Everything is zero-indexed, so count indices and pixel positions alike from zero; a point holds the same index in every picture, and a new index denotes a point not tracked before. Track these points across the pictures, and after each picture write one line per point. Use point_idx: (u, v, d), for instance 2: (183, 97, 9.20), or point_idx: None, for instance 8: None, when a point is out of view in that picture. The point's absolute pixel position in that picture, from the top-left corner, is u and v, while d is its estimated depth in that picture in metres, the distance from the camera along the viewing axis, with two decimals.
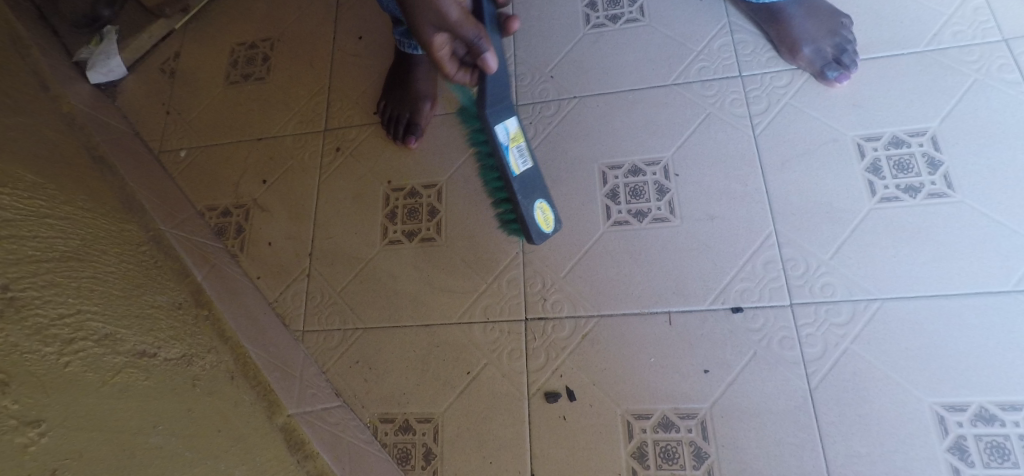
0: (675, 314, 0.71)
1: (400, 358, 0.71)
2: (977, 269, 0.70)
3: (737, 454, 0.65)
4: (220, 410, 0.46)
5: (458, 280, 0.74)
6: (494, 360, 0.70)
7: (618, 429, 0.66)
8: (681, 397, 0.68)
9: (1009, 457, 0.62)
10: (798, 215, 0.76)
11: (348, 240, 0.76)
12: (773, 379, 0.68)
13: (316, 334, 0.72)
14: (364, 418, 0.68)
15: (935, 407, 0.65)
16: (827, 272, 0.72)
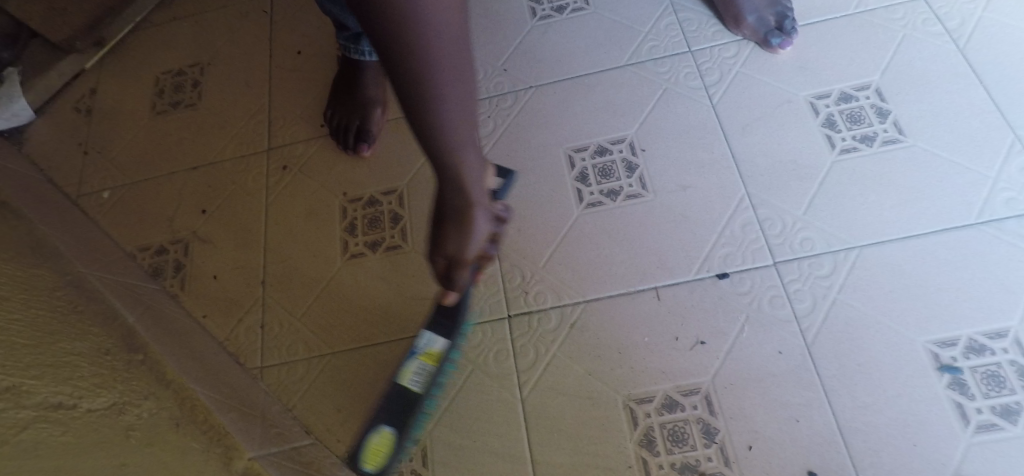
0: (663, 288, 0.69)
1: (376, 379, 0.64)
2: (943, 209, 0.72)
3: (747, 424, 0.62)
4: (165, 462, 0.42)
5: (431, 286, 0.69)
6: (481, 366, 0.66)
7: (622, 418, 0.63)
8: (681, 373, 0.65)
9: (1005, 384, 0.63)
10: (767, 176, 0.75)
11: (308, 261, 0.70)
12: (770, 340, 0.66)
13: (276, 369, 0.65)
14: (341, 454, 0.61)
15: (927, 345, 0.65)
16: (804, 228, 0.72)
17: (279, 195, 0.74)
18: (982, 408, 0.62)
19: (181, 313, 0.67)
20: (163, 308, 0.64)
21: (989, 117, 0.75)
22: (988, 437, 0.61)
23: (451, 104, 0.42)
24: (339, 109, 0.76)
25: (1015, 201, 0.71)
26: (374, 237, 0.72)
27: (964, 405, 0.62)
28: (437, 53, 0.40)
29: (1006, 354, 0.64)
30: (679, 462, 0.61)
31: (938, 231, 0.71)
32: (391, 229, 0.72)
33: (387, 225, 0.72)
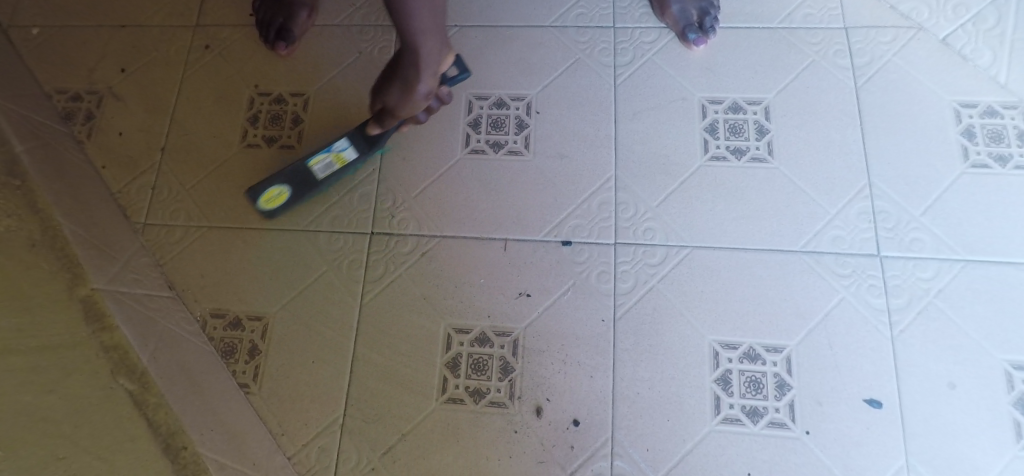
0: (512, 242, 0.79)
1: (240, 257, 0.77)
2: (777, 230, 0.85)
3: (538, 372, 0.75)
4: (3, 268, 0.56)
5: (311, 189, 0.78)
6: (334, 268, 0.77)
7: (439, 340, 0.75)
8: (500, 316, 0.76)
9: (760, 390, 0.79)
10: (639, 165, 0.84)
11: (207, 141, 0.79)
12: (585, 306, 0.78)
13: (156, 228, 0.77)
14: (194, 312, 0.75)
15: (713, 343, 0.79)
16: (650, 219, 0.82)
17: (195, 72, 0.82)
18: (734, 404, 0.78)
19: (83, 162, 0.78)
20: (61, 153, 0.76)
21: (852, 159, 0.88)
22: (728, 428, 0.77)
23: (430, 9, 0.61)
24: (266, 3, 0.81)
25: (839, 239, 0.85)
26: (272, 133, 0.79)
27: (721, 398, 0.78)
28: None
29: (774, 366, 0.80)
30: (472, 386, 0.74)
31: (758, 251, 0.84)
32: (289, 129, 0.79)
33: (287, 125, 0.79)
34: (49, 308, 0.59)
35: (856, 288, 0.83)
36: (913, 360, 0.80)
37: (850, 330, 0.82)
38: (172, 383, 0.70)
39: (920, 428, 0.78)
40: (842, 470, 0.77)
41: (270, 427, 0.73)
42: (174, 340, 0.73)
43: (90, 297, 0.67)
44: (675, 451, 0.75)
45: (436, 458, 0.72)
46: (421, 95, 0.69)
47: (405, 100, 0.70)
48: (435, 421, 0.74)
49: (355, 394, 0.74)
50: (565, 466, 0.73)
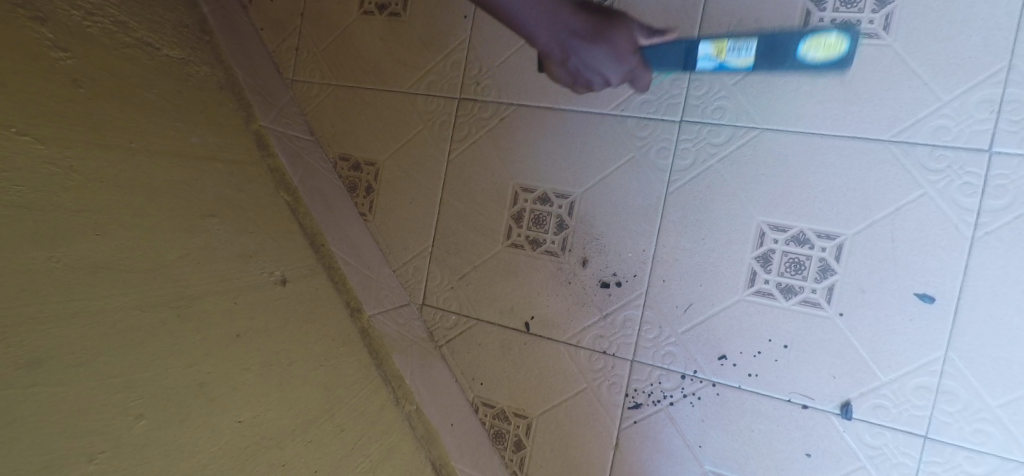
0: (581, 112, 0.92)
1: (359, 113, 1.04)
2: (864, 116, 0.80)
3: (590, 227, 0.93)
4: (205, 100, 0.85)
5: (413, 54, 0.99)
6: (428, 127, 1.00)
7: (508, 194, 0.97)
8: (561, 182, 0.94)
9: (801, 271, 0.84)
10: (723, 39, 0.86)
11: (334, 8, 1.04)
12: (639, 179, 0.90)
13: (301, 84, 1.06)
14: (328, 155, 1.05)
15: (761, 224, 0.85)
16: (723, 97, 0.86)
17: None
18: (769, 280, 0.85)
19: (248, 22, 1.06)
20: (235, 15, 1.04)
21: (995, 36, 0.75)
22: (757, 299, 0.86)
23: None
24: None
25: (942, 130, 0.77)
26: (383, 2, 1.01)
27: (757, 274, 0.86)
28: None
29: (821, 252, 0.82)
30: (531, 236, 0.96)
31: (840, 137, 0.81)
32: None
33: None
34: (231, 134, 0.87)
35: (943, 184, 0.77)
36: (990, 263, 0.76)
37: (920, 225, 0.78)
38: (319, 204, 0.98)
39: (972, 325, 0.77)
40: (869, 352, 0.81)
41: (381, 247, 1.04)
42: (312, 169, 1.01)
43: (259, 130, 0.95)
44: (704, 310, 0.89)
45: (497, 286, 0.99)
46: (623, 52, 0.72)
47: (614, 66, 0.71)
48: (498, 258, 0.98)
49: (439, 229, 1.01)
50: (602, 309, 0.94)
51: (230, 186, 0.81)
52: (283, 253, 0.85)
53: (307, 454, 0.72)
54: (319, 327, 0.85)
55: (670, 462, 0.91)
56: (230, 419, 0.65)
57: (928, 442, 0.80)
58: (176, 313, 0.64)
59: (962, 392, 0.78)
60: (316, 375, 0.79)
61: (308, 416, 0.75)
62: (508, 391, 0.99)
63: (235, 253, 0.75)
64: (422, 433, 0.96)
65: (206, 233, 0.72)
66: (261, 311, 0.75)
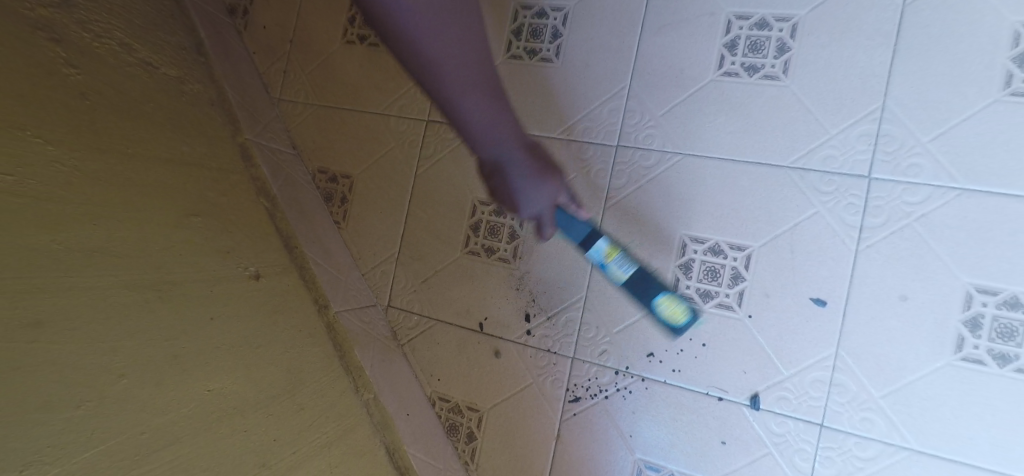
0: (532, 136, 1.04)
1: (337, 131, 1.17)
2: (769, 145, 0.93)
3: (538, 237, 1.05)
4: (196, 114, 0.96)
5: (389, 80, 1.13)
6: (399, 145, 1.13)
7: (467, 207, 1.09)
8: (513, 197, 1.06)
9: (716, 277, 0.96)
10: (653, 77, 0.99)
11: (320, 37, 1.18)
12: (581, 196, 1.02)
13: (286, 102, 1.20)
14: (307, 167, 1.19)
15: (684, 236, 0.97)
16: (652, 126, 0.99)
17: None
18: (690, 285, 0.97)
19: (240, 45, 1.20)
20: (229, 39, 1.17)
21: (871, 81, 0.89)
22: (680, 302, 0.98)
23: (494, 106, 0.68)
24: None
25: (831, 158, 0.90)
26: (363, 34, 1.15)
27: (680, 280, 0.98)
28: (439, 56, 0.57)
29: (733, 261, 0.95)
30: (486, 244, 1.08)
31: (749, 163, 0.94)
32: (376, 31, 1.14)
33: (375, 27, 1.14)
34: (217, 145, 0.98)
35: (833, 205, 0.90)
36: (870, 272, 0.89)
37: (814, 239, 0.92)
38: (294, 212, 1.09)
39: (856, 326, 0.90)
40: (773, 350, 0.94)
41: (350, 251, 1.16)
42: (291, 179, 1.13)
43: (244, 143, 1.06)
44: (634, 313, 1.00)
45: (456, 289, 1.10)
46: (527, 203, 0.86)
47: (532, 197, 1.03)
48: (457, 264, 1.09)
49: (405, 237, 1.13)
50: (548, 311, 1.04)
51: (213, 191, 0.91)
52: (258, 252, 0.96)
53: (267, 424, 0.82)
54: (285, 319, 0.94)
55: (605, 451, 1.01)
56: (200, 388, 0.75)
57: (824, 430, 0.92)
58: (158, 295, 0.74)
59: (851, 385, 0.91)
60: (280, 360, 0.89)
61: (270, 393, 0.85)
62: (463, 386, 1.09)
63: (214, 250, 0.85)
64: (379, 420, 1.03)
65: (189, 231, 0.82)
66: (234, 300, 0.86)
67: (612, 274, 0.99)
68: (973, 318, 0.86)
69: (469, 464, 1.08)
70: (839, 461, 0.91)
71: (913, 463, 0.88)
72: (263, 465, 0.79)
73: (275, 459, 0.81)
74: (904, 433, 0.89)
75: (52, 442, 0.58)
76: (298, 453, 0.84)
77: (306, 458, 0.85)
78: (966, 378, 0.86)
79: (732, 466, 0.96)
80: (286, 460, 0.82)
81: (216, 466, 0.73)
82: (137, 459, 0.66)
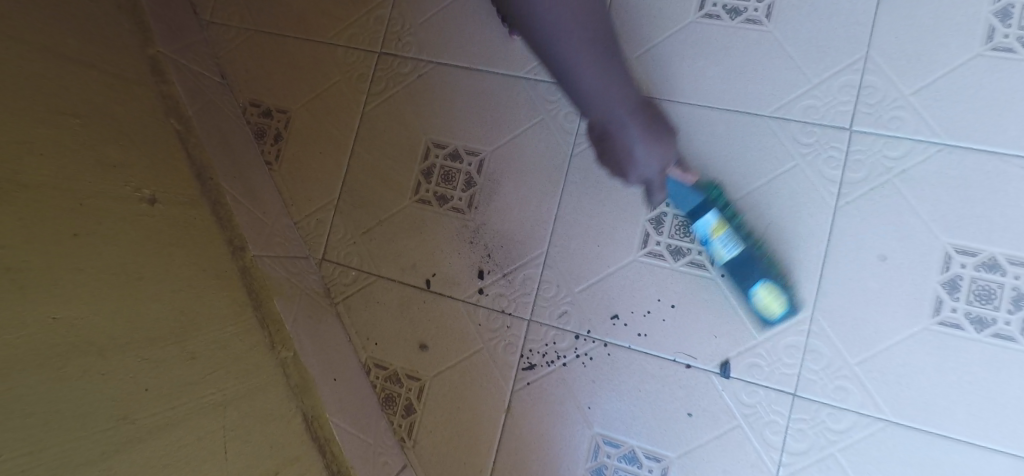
0: (496, 73, 0.96)
1: (275, 61, 1.06)
2: (751, 92, 0.88)
3: (496, 185, 0.95)
4: (94, 11, 0.82)
5: (340, 8, 1.04)
6: (345, 80, 1.03)
7: (420, 149, 0.99)
8: (472, 140, 0.97)
9: (689, 233, 0.89)
10: (630, 17, 0.93)
11: None
12: (547, 141, 0.94)
13: (216, 27, 1.10)
14: (238, 99, 1.07)
15: None
16: (627, 68, 0.92)
17: None
18: (660, 242, 0.90)
19: None
20: None
21: (856, 30, 0.86)
22: (650, 260, 0.90)
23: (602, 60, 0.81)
24: None
25: (812, 109, 0.86)
26: None
27: (650, 236, 0.90)
28: None
29: None
30: (438, 192, 0.98)
31: (724, 111, 0.89)
32: None
33: None
34: (117, 50, 0.83)
35: (812, 157, 0.86)
36: (849, 230, 0.84)
37: (792, 194, 0.86)
38: (213, 140, 0.96)
39: (834, 288, 0.85)
40: (747, 313, 0.87)
41: (282, 194, 1.04)
42: (213, 105, 1.01)
43: (156, 56, 0.92)
44: (598, 271, 0.92)
45: (401, 242, 0.99)
46: (660, 149, 0.85)
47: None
48: (404, 213, 0.99)
49: (346, 182, 1.02)
50: (504, 268, 0.94)
51: (102, 96, 0.76)
52: (159, 176, 0.80)
53: (138, 371, 0.64)
54: (185, 255, 0.78)
55: (560, 424, 0.91)
56: (43, 313, 0.56)
57: (797, 400, 0.85)
58: (13, 188, 0.58)
59: (825, 351, 0.84)
60: (166, 298, 0.72)
61: (149, 334, 0.67)
62: (403, 350, 0.97)
63: (98, 160, 0.71)
64: (297, 383, 0.86)
65: (56, 128, 0.66)
66: (119, 222, 0.70)
67: (713, 255, 0.86)
68: (952, 280, 0.81)
69: (405, 442, 0.95)
70: (812, 435, 0.84)
71: (888, 436, 0.82)
72: (124, 417, 0.60)
73: (138, 412, 0.62)
74: (878, 403, 0.83)
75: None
76: (177, 411, 0.66)
77: (192, 416, 0.67)
78: (943, 343, 0.81)
79: (699, 439, 0.87)
80: (158, 416, 0.64)
81: (52, 413, 0.54)
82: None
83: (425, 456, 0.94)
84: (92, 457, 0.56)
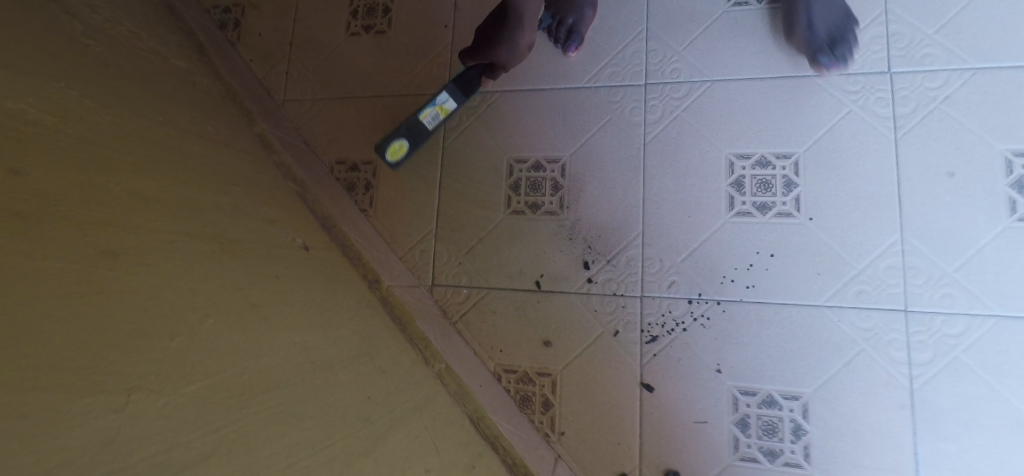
0: (559, 89, 1.08)
1: (353, 120, 1.17)
2: (794, 58, 1.00)
3: (582, 183, 1.05)
4: (215, 107, 0.93)
5: (402, 62, 1.16)
6: (421, 122, 1.14)
7: (503, 167, 1.09)
8: (550, 149, 1.07)
9: (770, 188, 0.98)
10: (668, 18, 1.06)
11: (321, 33, 1.21)
12: (619, 136, 1.05)
13: (292, 103, 1.20)
14: (325, 161, 1.16)
15: (729, 156, 1.00)
16: (677, 61, 1.04)
17: None
18: (746, 202, 0.98)
19: (237, 54, 1.20)
20: (229, 52, 1.17)
21: None
22: (740, 219, 0.98)
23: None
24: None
25: (851, 62, 0.98)
26: (369, 23, 1.20)
27: (735, 198, 0.99)
28: None
29: (783, 170, 0.98)
30: (530, 201, 1.07)
31: (771, 78, 1.01)
32: (381, 17, 1.19)
33: (379, 15, 1.19)
34: (237, 131, 0.94)
35: (863, 101, 0.97)
36: (914, 156, 0.94)
37: (854, 136, 0.96)
38: (322, 193, 1.05)
39: (915, 208, 0.93)
40: (842, 247, 0.94)
41: (383, 236, 1.11)
42: (311, 166, 1.10)
43: (262, 133, 1.03)
44: (695, 239, 1.00)
45: (504, 253, 1.06)
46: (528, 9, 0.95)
47: (595, 13, 1.05)
48: (502, 226, 1.07)
49: (441, 211, 1.11)
50: (606, 254, 1.03)
51: (247, 170, 0.86)
52: (299, 226, 0.89)
53: (359, 382, 0.72)
54: (343, 291, 0.86)
55: (693, 386, 0.97)
56: (286, 340, 0.63)
57: (911, 315, 0.91)
58: (221, 243, 0.63)
59: (925, 265, 0.91)
60: (347, 327, 0.79)
61: (351, 354, 0.75)
62: (528, 351, 1.03)
63: (261, 218, 0.77)
64: (457, 390, 0.92)
65: (233, 195, 0.73)
66: (291, 266, 0.76)
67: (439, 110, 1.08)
68: (1020, 181, 0.90)
69: (550, 436, 1.00)
70: (934, 346, 0.90)
71: (1004, 331, 0.88)
72: (366, 420, 0.68)
73: (374, 415, 0.70)
74: (986, 303, 0.89)
75: (153, 377, 0.44)
76: (392, 413, 0.73)
77: (401, 417, 0.74)
78: None
79: (830, 371, 0.93)
80: (385, 417, 0.71)
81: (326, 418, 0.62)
82: (244, 399, 0.52)
83: (573, 444, 1.00)
84: (361, 451, 0.63)
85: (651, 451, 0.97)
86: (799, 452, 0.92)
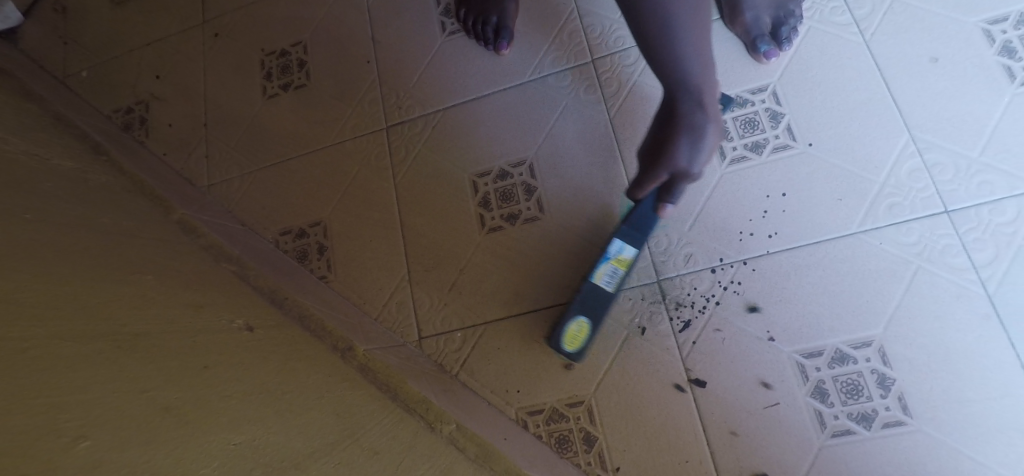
0: (504, 90, 1.00)
1: (289, 185, 1.04)
2: None
3: (557, 179, 0.94)
4: (122, 187, 0.78)
5: (329, 111, 1.06)
6: (365, 165, 1.02)
7: (467, 186, 0.97)
8: (512, 153, 0.97)
9: (756, 126, 0.89)
10: None
11: (236, 105, 1.11)
12: (581, 120, 0.95)
13: (218, 185, 1.06)
14: (268, 235, 1.01)
15: None
16: (618, 28, 0.98)
17: (211, 58, 1.15)
18: (736, 147, 0.89)
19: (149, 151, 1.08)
20: (138, 148, 1.04)
21: None
22: (736, 167, 0.88)
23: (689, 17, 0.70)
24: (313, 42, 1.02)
25: None
26: (286, 81, 1.10)
27: (723, 146, 0.89)
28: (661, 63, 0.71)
29: (763, 104, 0.90)
30: (506, 213, 0.94)
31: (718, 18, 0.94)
32: (298, 72, 1.10)
33: (296, 71, 1.10)
34: (150, 210, 0.79)
35: (818, 15, 0.91)
36: (890, 53, 0.88)
37: (822, 50, 0.90)
38: (267, 267, 0.89)
39: (912, 105, 0.86)
40: (852, 164, 0.85)
41: (350, 298, 0.95)
42: (251, 243, 0.95)
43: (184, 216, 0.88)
44: (696, 201, 0.88)
45: (492, 279, 0.92)
46: (707, 144, 0.72)
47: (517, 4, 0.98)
48: (481, 251, 0.94)
49: (409, 253, 0.96)
50: (605, 246, 0.90)
51: (168, 247, 0.71)
52: (238, 306, 0.69)
53: None
54: (312, 364, 0.69)
55: (748, 365, 0.82)
56: (223, 439, 0.46)
57: (954, 215, 0.81)
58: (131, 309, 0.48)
59: (946, 160, 0.83)
60: (321, 404, 0.62)
61: (326, 438, 0.57)
62: (547, 383, 0.87)
63: (188, 287, 0.61)
64: (477, 454, 0.74)
65: (150, 266, 0.58)
66: (235, 342, 0.59)
67: None
68: (1005, 48, 0.85)
69: None
70: (992, 241, 0.80)
71: None
72: None
73: None
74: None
75: None
76: None
77: None
78: None
79: (893, 300, 0.80)
80: None
81: None
82: None
83: None
84: None
85: (724, 459, 0.80)
86: (894, 406, 0.78)
